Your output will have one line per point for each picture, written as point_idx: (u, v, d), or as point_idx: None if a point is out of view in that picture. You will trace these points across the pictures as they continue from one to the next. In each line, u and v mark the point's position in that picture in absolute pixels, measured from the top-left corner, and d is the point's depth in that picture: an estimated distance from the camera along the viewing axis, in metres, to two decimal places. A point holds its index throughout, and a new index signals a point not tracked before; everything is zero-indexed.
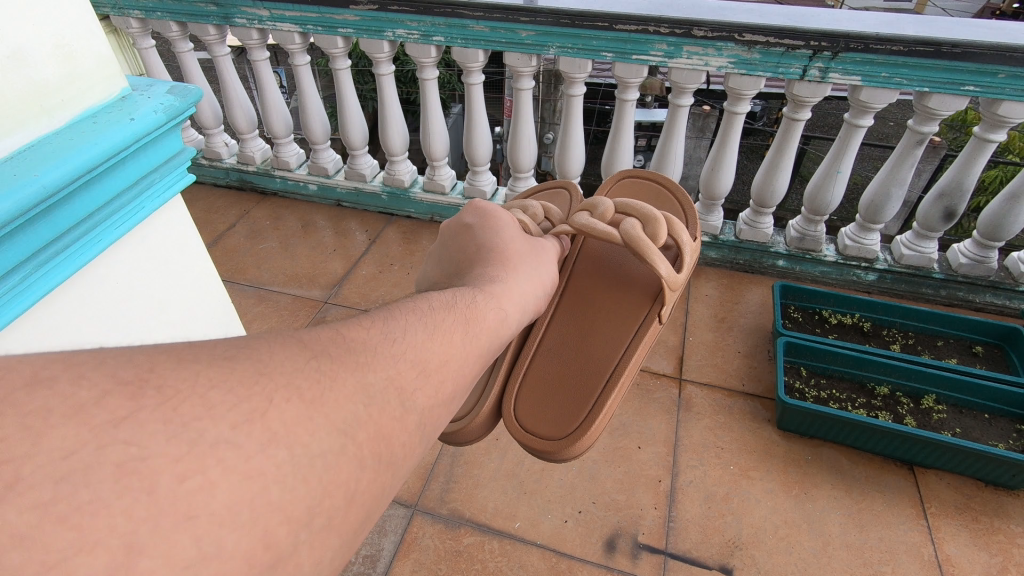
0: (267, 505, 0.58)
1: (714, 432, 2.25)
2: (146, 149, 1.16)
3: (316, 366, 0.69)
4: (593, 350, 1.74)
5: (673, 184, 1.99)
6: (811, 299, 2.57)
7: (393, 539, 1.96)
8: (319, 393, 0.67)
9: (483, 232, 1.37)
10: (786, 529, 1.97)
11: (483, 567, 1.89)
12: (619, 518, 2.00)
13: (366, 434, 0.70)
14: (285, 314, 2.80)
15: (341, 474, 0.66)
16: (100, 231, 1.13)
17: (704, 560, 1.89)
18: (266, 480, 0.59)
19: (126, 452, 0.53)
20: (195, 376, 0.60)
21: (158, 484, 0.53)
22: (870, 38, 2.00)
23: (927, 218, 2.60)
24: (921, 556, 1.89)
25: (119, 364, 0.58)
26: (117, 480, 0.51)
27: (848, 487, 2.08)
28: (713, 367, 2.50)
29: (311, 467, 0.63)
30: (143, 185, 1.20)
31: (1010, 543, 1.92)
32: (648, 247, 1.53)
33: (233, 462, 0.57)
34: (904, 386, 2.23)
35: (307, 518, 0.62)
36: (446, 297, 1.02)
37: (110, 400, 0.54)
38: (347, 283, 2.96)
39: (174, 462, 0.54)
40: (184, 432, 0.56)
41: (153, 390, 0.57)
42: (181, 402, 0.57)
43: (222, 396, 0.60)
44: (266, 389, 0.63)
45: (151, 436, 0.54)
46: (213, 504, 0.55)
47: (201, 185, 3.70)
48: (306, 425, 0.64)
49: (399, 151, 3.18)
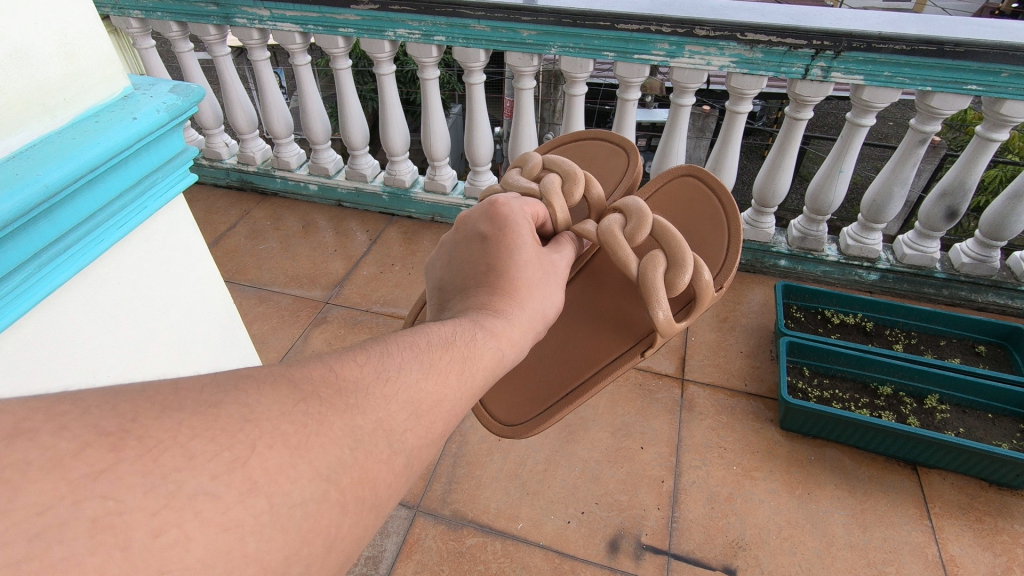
0: (243, 556, 0.55)
1: (717, 432, 2.25)
2: (148, 148, 1.15)
3: (304, 410, 0.66)
4: (569, 356, 1.72)
5: (732, 208, 1.59)
6: (814, 298, 2.56)
7: (395, 539, 1.96)
8: (304, 438, 0.64)
9: (496, 248, 1.23)
10: (789, 529, 1.96)
11: (486, 567, 1.89)
12: (623, 518, 1.99)
13: (350, 478, 0.67)
14: (286, 314, 2.79)
15: (321, 521, 0.63)
16: (102, 230, 1.13)
17: (708, 561, 1.88)
18: (244, 531, 0.56)
19: (103, 506, 0.50)
20: (179, 426, 0.57)
21: (132, 540, 0.50)
22: (872, 38, 2.00)
23: (929, 218, 2.60)
24: (926, 556, 1.88)
25: (102, 415, 0.55)
26: (91, 535, 0.48)
27: (852, 487, 2.07)
28: (715, 368, 2.49)
29: (290, 516, 0.60)
30: (145, 185, 1.19)
31: (1015, 543, 1.91)
32: (658, 294, 1.42)
33: (211, 514, 0.54)
34: (907, 386, 2.23)
35: (282, 568, 0.59)
36: (444, 332, 0.95)
37: (90, 453, 0.52)
38: (348, 284, 2.95)
39: (151, 515, 0.51)
40: (162, 483, 0.53)
41: (134, 441, 0.54)
42: (162, 453, 0.54)
43: (203, 446, 0.57)
44: (250, 437, 0.60)
45: (129, 490, 0.51)
46: (186, 558, 0.52)
47: (202, 185, 3.69)
48: (288, 473, 0.61)
49: (400, 151, 3.17)
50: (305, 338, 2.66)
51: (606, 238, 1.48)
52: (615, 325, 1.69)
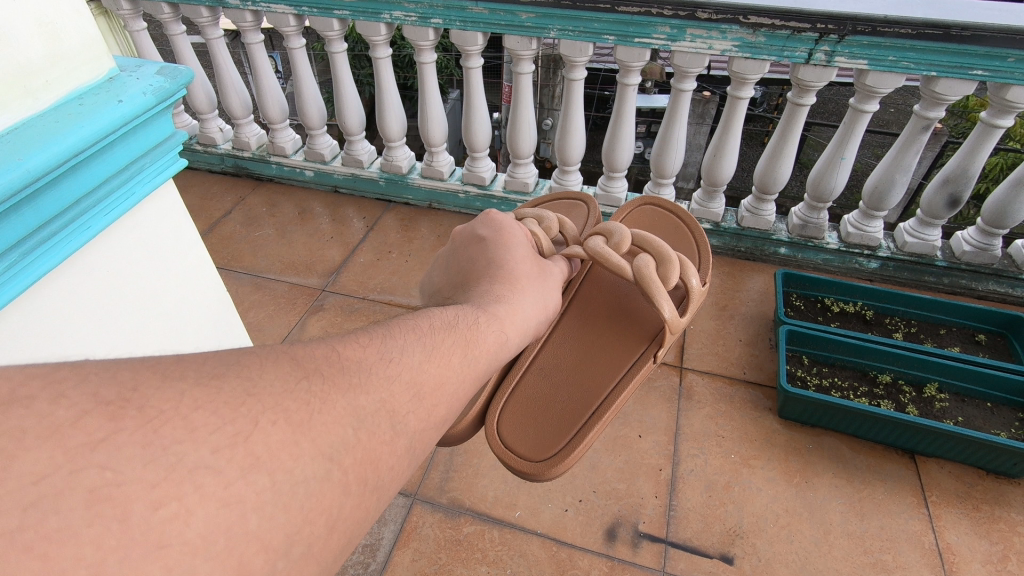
0: (244, 533, 0.55)
1: (715, 420, 2.24)
2: (136, 133, 1.12)
3: (306, 387, 0.67)
4: (582, 376, 1.72)
5: (693, 222, 1.97)
6: (814, 287, 2.54)
7: (392, 527, 1.96)
8: (307, 416, 0.64)
9: (495, 247, 1.32)
10: (787, 518, 1.96)
11: (483, 556, 1.89)
12: (621, 507, 1.99)
13: (352, 458, 0.67)
14: (282, 302, 2.77)
15: (324, 500, 0.63)
16: (88, 217, 1.10)
17: (705, 549, 1.88)
18: (245, 507, 0.56)
19: (101, 476, 0.49)
20: (180, 396, 0.56)
21: (131, 512, 0.49)
22: (877, 21, 1.96)
23: (931, 205, 2.57)
24: (922, 544, 1.89)
25: (101, 382, 0.54)
26: (88, 506, 0.48)
27: (849, 475, 2.07)
28: (714, 356, 2.48)
29: (291, 495, 0.60)
30: (133, 170, 1.16)
31: (1010, 532, 1.91)
32: (658, 288, 1.52)
33: (211, 488, 0.54)
34: (907, 375, 2.22)
35: (285, 546, 0.59)
36: (448, 316, 0.99)
37: (89, 420, 0.51)
38: (345, 271, 2.93)
39: (149, 488, 0.51)
40: (162, 455, 0.53)
41: (134, 410, 0.54)
42: (163, 423, 0.54)
43: (205, 418, 0.56)
44: (251, 411, 0.60)
45: (128, 461, 0.51)
46: (186, 533, 0.51)
47: (196, 171, 3.65)
48: (290, 450, 0.61)
49: (397, 137, 3.13)
50: (302, 326, 2.65)
51: (595, 255, 1.57)
52: (620, 335, 1.77)
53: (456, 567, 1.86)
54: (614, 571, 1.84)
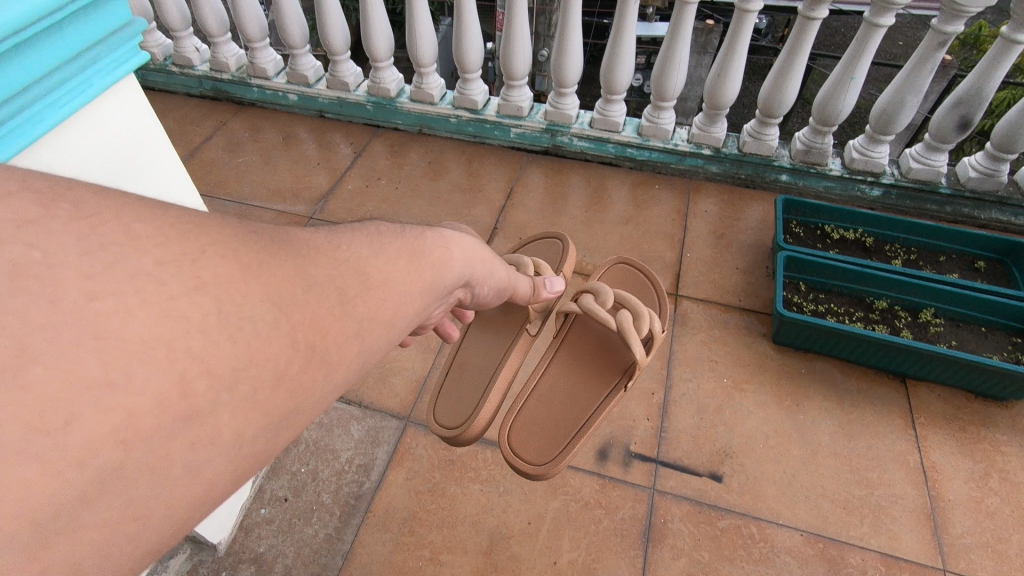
0: (185, 350, 0.46)
1: (709, 346, 2.24)
2: (87, 12, 1.03)
3: (258, 238, 0.56)
4: (569, 400, 1.71)
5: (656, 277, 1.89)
6: (815, 214, 2.49)
7: (386, 448, 1.97)
8: (259, 258, 0.54)
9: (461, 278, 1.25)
10: (776, 438, 1.98)
11: (476, 475, 1.91)
12: (612, 429, 2.01)
13: (304, 316, 0.56)
14: (269, 230, 2.70)
15: (273, 345, 0.52)
16: (43, 110, 1.00)
17: (695, 467, 1.91)
18: (188, 325, 0.47)
19: (24, 253, 0.41)
20: (120, 205, 0.48)
21: (62, 293, 0.41)
22: None
23: (940, 129, 2.47)
24: (907, 463, 1.92)
25: (31, 171, 0.47)
26: (8, 278, 0.39)
27: (840, 399, 2.08)
28: (710, 284, 2.45)
29: (239, 328, 0.50)
30: (88, 58, 1.06)
31: (994, 451, 1.94)
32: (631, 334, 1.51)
33: (151, 294, 0.45)
34: (903, 301, 2.20)
35: (231, 379, 0.49)
36: (392, 227, 0.79)
37: (15, 197, 0.43)
38: (333, 199, 2.84)
39: (84, 275, 0.43)
40: (98, 249, 0.44)
41: (68, 202, 0.46)
42: (101, 223, 0.46)
43: (148, 228, 0.48)
44: (199, 239, 0.51)
45: (58, 241, 0.43)
46: (125, 332, 0.43)
47: (174, 95, 3.48)
48: (239, 283, 0.51)
49: (384, 57, 2.95)
50: None
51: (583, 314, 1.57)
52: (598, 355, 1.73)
53: (450, 485, 1.88)
54: (604, 488, 1.87)
